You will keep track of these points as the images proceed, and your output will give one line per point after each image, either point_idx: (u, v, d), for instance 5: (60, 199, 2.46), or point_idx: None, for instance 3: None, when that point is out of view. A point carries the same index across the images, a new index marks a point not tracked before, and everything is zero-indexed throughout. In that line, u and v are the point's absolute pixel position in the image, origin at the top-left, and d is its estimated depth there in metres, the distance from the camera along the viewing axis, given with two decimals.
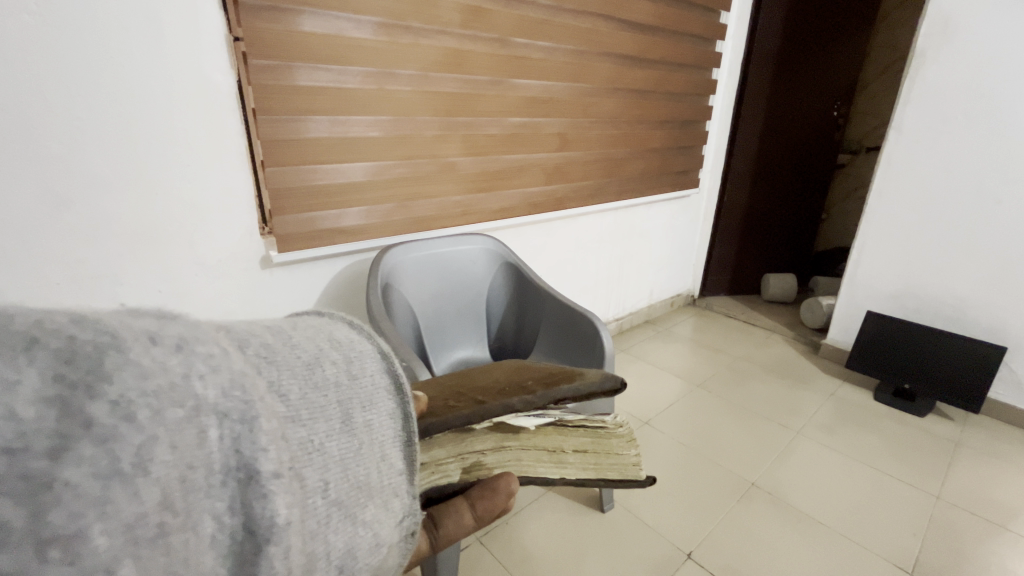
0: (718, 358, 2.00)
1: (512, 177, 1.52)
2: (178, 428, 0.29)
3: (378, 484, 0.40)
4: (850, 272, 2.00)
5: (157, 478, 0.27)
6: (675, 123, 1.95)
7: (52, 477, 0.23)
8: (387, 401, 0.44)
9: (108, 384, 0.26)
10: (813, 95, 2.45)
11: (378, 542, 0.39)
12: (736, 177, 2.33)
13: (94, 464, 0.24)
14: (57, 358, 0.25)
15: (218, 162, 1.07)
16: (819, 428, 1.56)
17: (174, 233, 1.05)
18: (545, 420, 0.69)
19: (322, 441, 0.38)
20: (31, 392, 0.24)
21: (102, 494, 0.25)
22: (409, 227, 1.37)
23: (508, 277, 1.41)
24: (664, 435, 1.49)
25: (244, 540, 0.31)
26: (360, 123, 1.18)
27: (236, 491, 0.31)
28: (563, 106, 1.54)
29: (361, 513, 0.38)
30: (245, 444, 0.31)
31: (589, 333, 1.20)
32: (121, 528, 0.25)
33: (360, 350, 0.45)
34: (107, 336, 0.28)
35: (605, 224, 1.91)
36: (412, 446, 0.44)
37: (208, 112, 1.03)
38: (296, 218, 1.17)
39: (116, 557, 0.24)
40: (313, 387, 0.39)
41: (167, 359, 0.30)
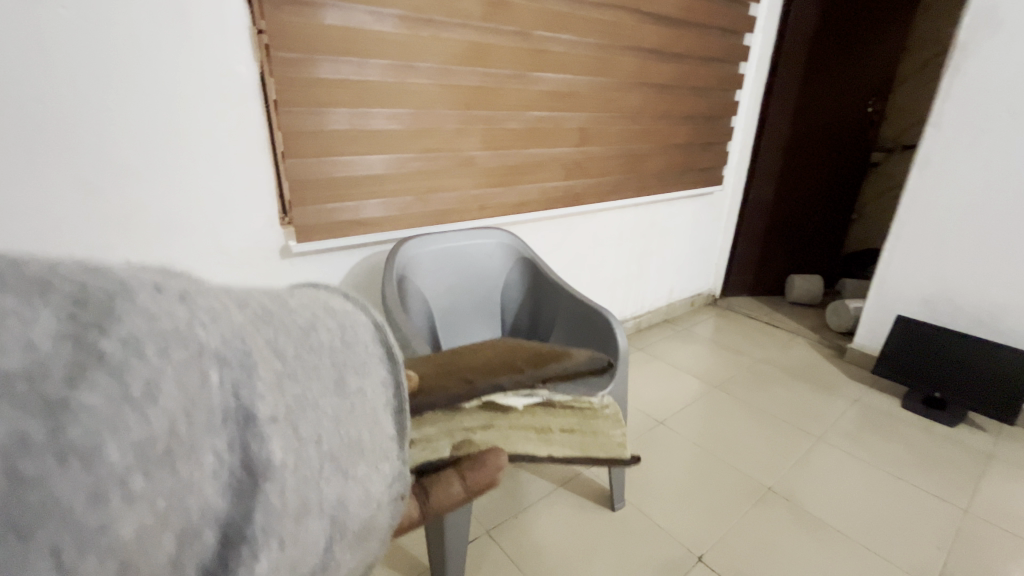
0: (739, 360, 1.95)
1: (531, 172, 1.51)
2: (184, 366, 0.31)
3: (371, 445, 0.44)
4: (880, 276, 1.91)
5: (165, 408, 0.29)
6: (700, 118, 1.90)
7: (67, 401, 0.25)
8: (379, 367, 0.47)
9: (120, 325, 0.28)
10: (847, 89, 2.36)
11: (369, 496, 0.43)
12: (762, 174, 2.27)
13: (108, 390, 0.26)
14: (70, 301, 0.28)
15: (243, 151, 1.09)
16: (841, 434, 1.51)
17: (197, 220, 1.08)
18: (534, 399, 0.73)
19: (316, 398, 0.40)
20: (47, 328, 0.26)
21: (114, 415, 0.26)
22: (426, 220, 1.38)
23: (523, 272, 1.41)
24: (679, 436, 1.47)
25: (243, 478, 0.34)
26: (380, 116, 1.19)
27: (235, 432, 0.33)
28: (584, 100, 1.52)
29: (353, 469, 0.42)
30: (244, 389, 0.34)
31: (603, 330, 1.19)
32: (133, 445, 0.27)
33: (354, 320, 0.48)
34: (117, 286, 0.30)
35: (624, 221, 1.88)
36: (402, 414, 0.49)
37: (233, 103, 1.05)
38: (315, 209, 1.18)
39: (127, 469, 0.26)
40: (309, 349, 0.41)
41: (173, 306, 0.32)
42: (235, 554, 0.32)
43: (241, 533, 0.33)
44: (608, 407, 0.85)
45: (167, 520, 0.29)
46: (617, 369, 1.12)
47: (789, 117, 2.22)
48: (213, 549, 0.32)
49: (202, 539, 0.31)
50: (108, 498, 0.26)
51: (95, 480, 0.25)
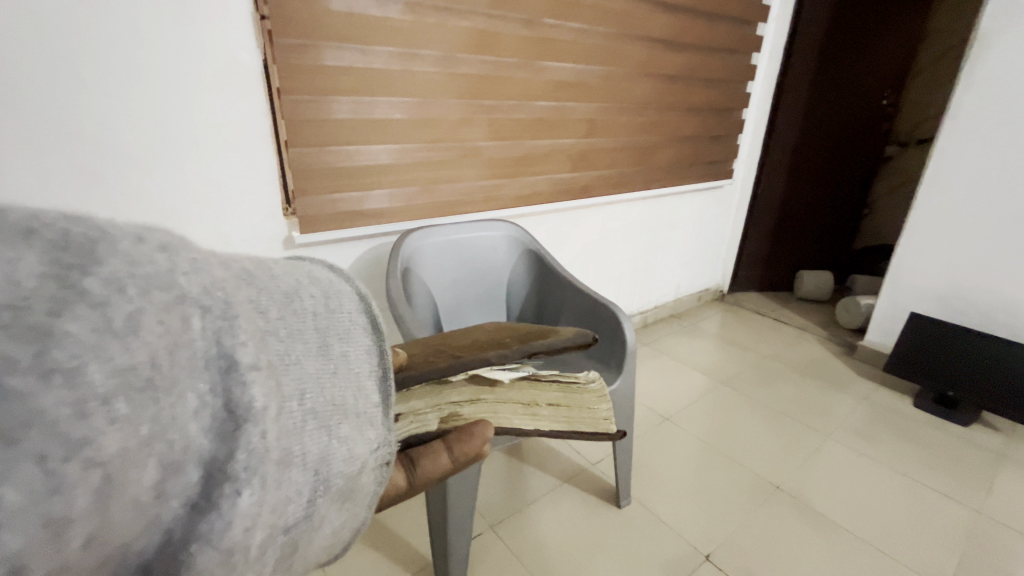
0: (746, 356, 1.92)
1: (537, 163, 1.49)
2: (166, 309, 0.31)
3: (354, 407, 0.43)
4: (893, 272, 1.88)
5: (146, 342, 0.29)
6: (710, 110, 1.87)
7: (52, 328, 0.25)
8: (363, 337, 0.47)
9: (102, 265, 0.28)
10: (860, 80, 2.31)
11: (353, 455, 0.42)
12: (772, 168, 2.23)
13: (91, 319, 0.26)
14: (52, 245, 0.27)
15: (245, 140, 1.08)
16: (850, 432, 1.49)
17: (198, 210, 1.07)
18: (520, 373, 0.82)
19: (299, 357, 0.40)
20: (30, 266, 0.26)
21: (98, 342, 0.26)
22: (430, 211, 1.36)
23: (529, 265, 1.39)
24: (685, 432, 1.45)
25: (225, 420, 0.33)
26: (384, 105, 1.17)
27: (217, 377, 0.33)
28: (592, 90, 1.49)
29: (336, 428, 0.41)
30: (225, 337, 0.34)
31: (610, 325, 1.17)
32: (114, 370, 0.27)
33: (339, 290, 0.49)
34: (99, 232, 0.30)
35: (631, 214, 1.86)
36: (387, 382, 0.48)
37: (235, 92, 1.03)
38: (318, 199, 1.17)
39: (109, 393, 0.26)
40: (292, 313, 0.42)
41: (155, 256, 0.32)
42: (219, 491, 0.31)
43: (224, 469, 0.32)
44: (592, 382, 0.89)
45: (152, 446, 0.29)
46: (625, 363, 1.10)
47: (801, 109, 2.18)
48: (196, 487, 0.32)
49: (184, 476, 0.31)
50: (90, 414, 0.26)
51: (77, 397, 0.25)
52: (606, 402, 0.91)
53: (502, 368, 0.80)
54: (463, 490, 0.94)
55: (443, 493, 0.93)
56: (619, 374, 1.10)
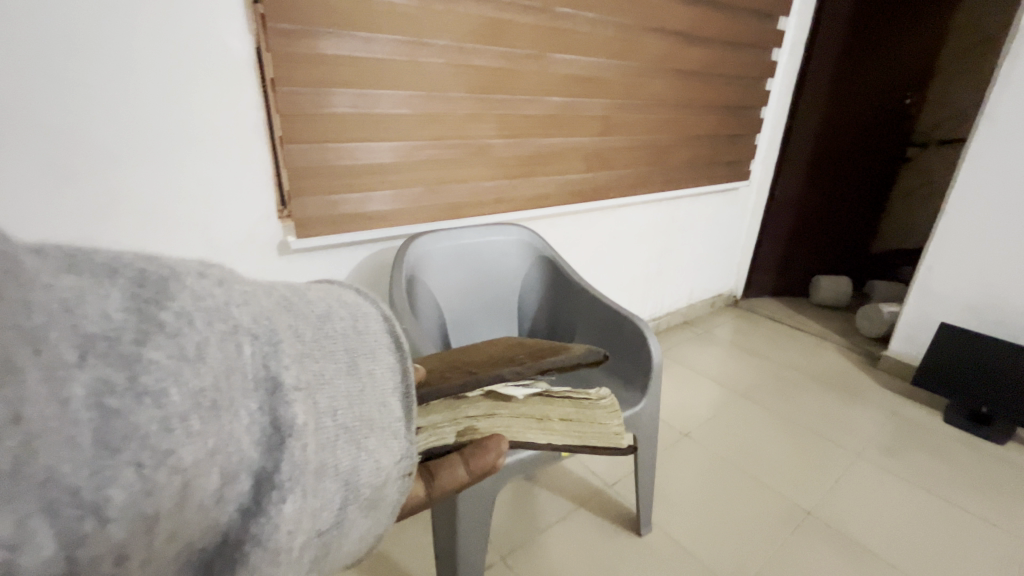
0: (765, 366, 1.84)
1: (549, 163, 1.41)
2: (224, 338, 0.35)
3: (380, 421, 0.48)
4: (921, 278, 1.79)
5: (211, 368, 0.33)
6: (728, 108, 1.79)
7: (139, 355, 0.30)
8: (387, 355, 0.52)
9: (173, 300, 0.33)
10: (882, 79, 2.23)
11: (379, 467, 0.47)
12: (790, 169, 2.15)
13: (168, 348, 0.31)
14: (131, 282, 0.33)
15: (235, 136, 0.99)
16: (880, 450, 1.41)
17: (186, 213, 0.99)
18: (533, 389, 0.83)
19: (331, 376, 0.45)
20: (115, 303, 0.31)
21: (176, 368, 0.31)
22: (437, 214, 1.28)
23: (542, 272, 1.31)
24: (706, 450, 1.37)
25: (271, 433, 0.37)
26: (386, 99, 1.08)
27: (265, 398, 0.37)
28: (608, 85, 1.41)
29: (364, 441, 0.46)
30: (271, 362, 0.38)
31: (632, 338, 1.08)
32: (190, 393, 0.32)
33: (365, 312, 0.53)
34: (168, 269, 0.35)
35: (645, 217, 1.77)
36: (408, 398, 0.52)
37: (226, 83, 0.95)
38: (316, 201, 1.08)
39: (184, 411, 0.31)
40: (324, 335, 0.47)
41: (213, 288, 0.36)
42: (268, 498, 0.35)
43: (271, 479, 0.36)
44: (604, 398, 0.89)
45: (215, 457, 0.33)
46: (650, 386, 1.01)
47: (821, 108, 2.09)
48: (248, 495, 0.35)
49: (238, 483, 0.34)
50: (173, 430, 0.31)
51: (163, 416, 0.30)
52: (618, 417, 0.92)
53: (516, 385, 0.81)
54: (473, 520, 0.86)
55: (452, 522, 0.85)
56: (644, 396, 1.01)
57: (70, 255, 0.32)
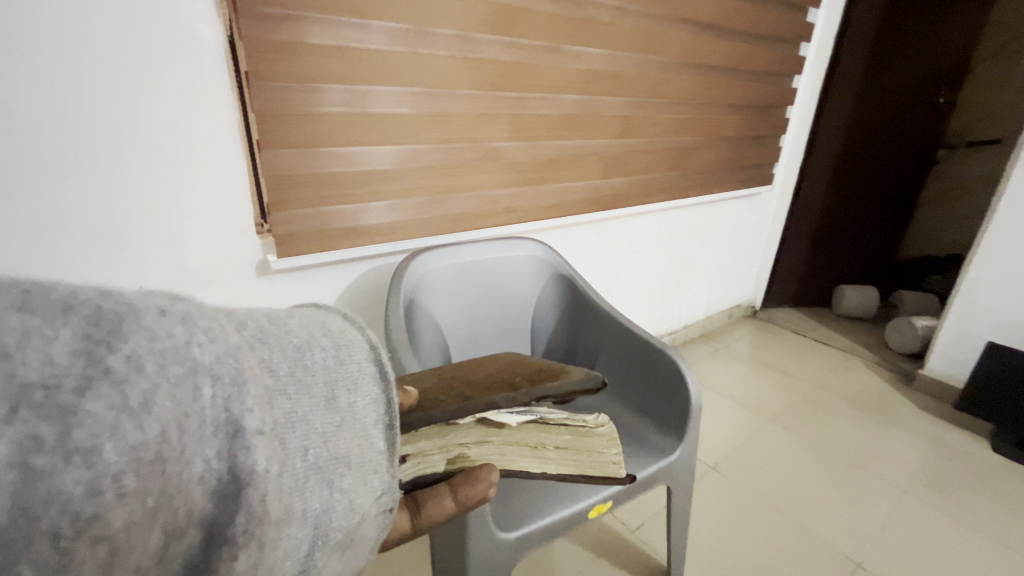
0: (791, 386, 1.71)
1: (565, 168, 1.29)
2: (178, 382, 0.30)
3: (359, 457, 0.40)
4: (964, 293, 1.64)
5: (159, 417, 0.28)
6: (754, 107, 1.66)
7: (75, 407, 0.25)
8: (371, 386, 0.43)
9: (126, 342, 0.28)
10: (913, 78, 2.11)
11: (354, 508, 0.38)
12: (815, 173, 2.03)
13: (109, 399, 0.26)
14: (86, 322, 0.28)
15: (206, 138, 0.87)
16: (927, 485, 1.29)
17: (148, 229, 0.86)
18: (530, 416, 0.75)
19: (306, 413, 0.38)
20: (63, 346, 0.26)
21: (114, 421, 0.26)
22: (443, 226, 1.16)
23: (559, 292, 1.18)
24: (738, 487, 1.25)
25: (229, 483, 0.31)
26: (385, 97, 0.96)
27: (224, 442, 0.31)
28: (630, 83, 1.29)
29: (339, 480, 0.38)
30: (234, 403, 0.32)
31: (665, 372, 0.97)
32: (128, 448, 0.26)
33: (351, 340, 0.44)
34: (127, 306, 0.30)
35: (665, 225, 1.65)
36: (393, 430, 0.43)
37: (194, 79, 0.82)
38: (302, 215, 0.96)
39: (121, 469, 0.26)
40: (302, 367, 0.39)
41: (173, 327, 0.31)
42: (217, 555, 0.31)
43: (222, 531, 0.31)
44: (603, 426, 0.83)
45: (157, 514, 0.28)
46: (688, 430, 0.91)
47: (850, 107, 1.97)
48: (197, 546, 0.31)
49: (185, 537, 0.30)
50: (103, 491, 0.25)
51: (94, 476, 0.25)
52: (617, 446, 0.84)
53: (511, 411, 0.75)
54: None
55: None
56: (681, 442, 0.91)
57: (25, 291, 0.28)
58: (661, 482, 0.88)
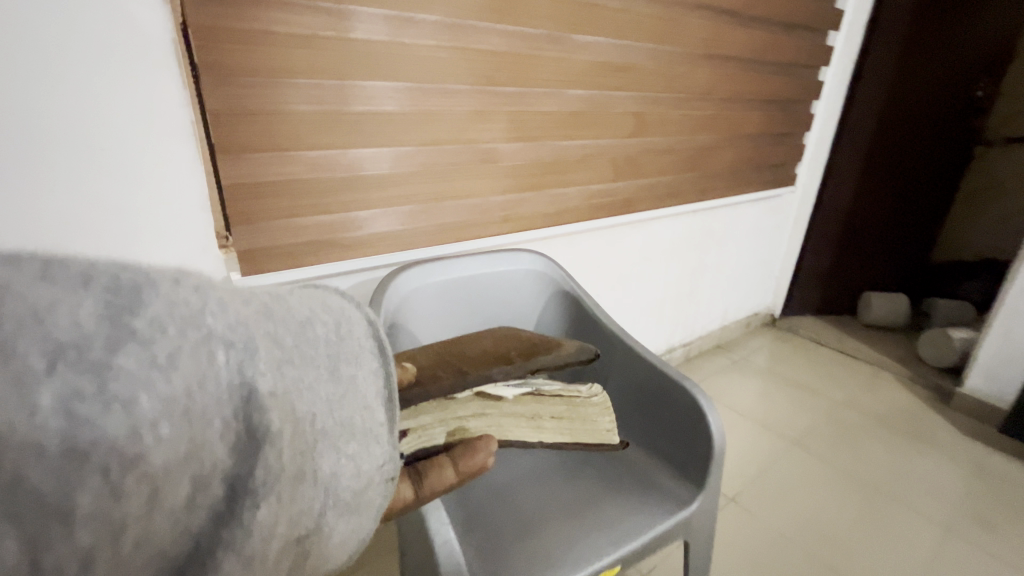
0: (815, 404, 1.61)
1: (571, 170, 1.18)
2: (196, 346, 0.32)
3: (361, 424, 0.44)
4: (1008, 306, 1.49)
5: (184, 374, 0.31)
6: (776, 103, 1.55)
7: (108, 363, 0.28)
8: (371, 360, 0.48)
9: (146, 308, 0.30)
10: (948, 70, 1.96)
11: (360, 472, 0.43)
12: (840, 173, 1.90)
13: (139, 355, 0.29)
14: (106, 290, 0.30)
15: (162, 147, 0.75)
16: (976, 521, 1.19)
17: (82, 243, 0.73)
18: (525, 389, 0.80)
19: (311, 383, 0.40)
20: (88, 311, 0.28)
21: (146, 375, 0.29)
22: (436, 236, 1.06)
23: (563, 309, 1.08)
24: (760, 522, 1.17)
25: (246, 441, 0.34)
26: (370, 93, 0.87)
27: (239, 405, 0.33)
28: (643, 75, 1.18)
29: (345, 446, 0.42)
30: (248, 368, 0.34)
31: (682, 406, 0.86)
32: (161, 400, 0.29)
33: (349, 317, 0.48)
34: (143, 276, 0.32)
35: (680, 230, 1.53)
36: (392, 404, 0.49)
37: (135, 71, 0.70)
38: (271, 228, 0.87)
39: (155, 417, 0.29)
40: (305, 340, 0.41)
41: (188, 295, 0.33)
42: (241, 504, 0.33)
43: (245, 484, 0.33)
44: (596, 395, 0.85)
45: (189, 460, 0.30)
46: (709, 477, 0.81)
47: (878, 101, 1.84)
48: (221, 501, 0.33)
49: (211, 488, 0.32)
50: (143, 436, 0.28)
51: (133, 422, 0.28)
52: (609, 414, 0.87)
53: (507, 385, 0.79)
54: None
55: None
56: (701, 491, 0.81)
57: (45, 262, 0.29)
58: (677, 536, 0.78)
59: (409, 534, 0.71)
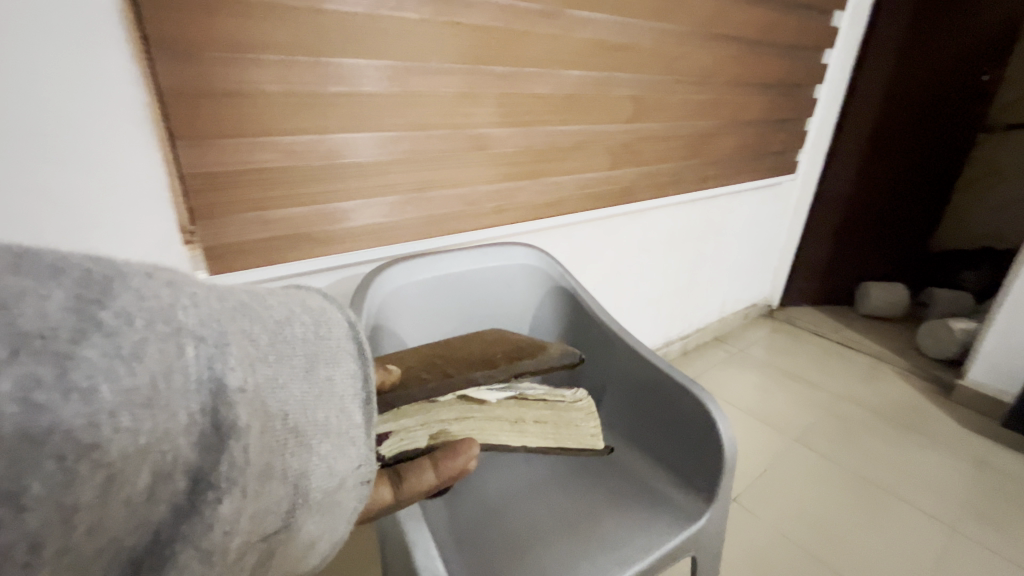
0: (814, 399, 1.58)
1: (567, 157, 1.12)
2: (165, 339, 0.30)
3: (337, 426, 0.41)
4: (1012, 298, 1.46)
5: (150, 365, 0.29)
6: (779, 87, 1.49)
7: (72, 354, 0.27)
8: (350, 362, 0.45)
9: (116, 301, 0.29)
10: (952, 53, 1.91)
11: (332, 472, 0.40)
12: (840, 159, 1.85)
13: (103, 347, 0.28)
14: (77, 283, 0.29)
15: (111, 132, 0.67)
16: (981, 520, 1.17)
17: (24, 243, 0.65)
18: (508, 393, 0.76)
19: (286, 380, 0.38)
20: (57, 303, 0.27)
21: (109, 366, 0.27)
22: (423, 228, 1.00)
23: (558, 307, 1.03)
24: (764, 524, 1.15)
25: (211, 437, 0.32)
26: (352, 73, 0.80)
27: (207, 399, 0.32)
28: (643, 56, 1.11)
29: (317, 445, 0.39)
30: (218, 363, 0.33)
31: (688, 411, 0.82)
32: (124, 390, 0.28)
33: (330, 317, 0.46)
34: (115, 270, 0.31)
35: (679, 221, 1.49)
36: (369, 405, 0.46)
37: (78, 48, 0.62)
38: (242, 220, 0.81)
39: (115, 407, 0.27)
40: (282, 339, 0.39)
41: (159, 289, 0.32)
42: (204, 500, 0.31)
43: (207, 479, 0.31)
44: (581, 400, 0.81)
45: (149, 455, 0.29)
46: (719, 487, 0.77)
47: (881, 84, 1.79)
48: (184, 495, 0.31)
49: (173, 483, 0.30)
50: (102, 424, 0.26)
51: (92, 412, 0.26)
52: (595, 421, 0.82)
53: (490, 390, 0.76)
54: None
55: None
56: (709, 502, 0.77)
57: (17, 254, 0.28)
58: (685, 552, 0.74)
59: (394, 554, 0.66)
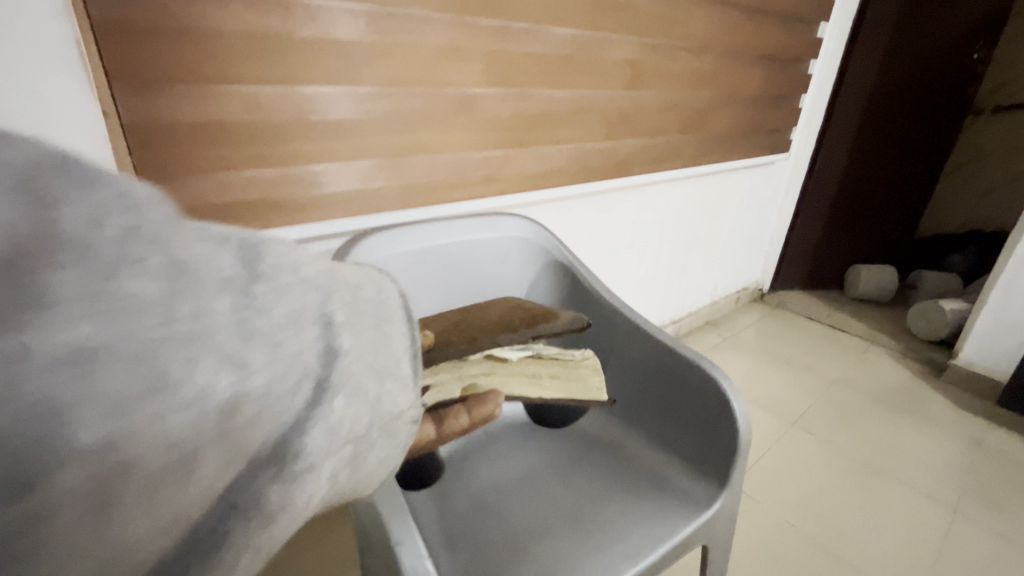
0: (808, 382, 1.56)
1: (561, 126, 1.06)
2: (302, 283, 0.34)
3: (394, 366, 0.40)
4: (1006, 278, 1.46)
5: (297, 300, 0.32)
6: (776, 61, 1.44)
7: (250, 289, 0.30)
8: (402, 326, 0.43)
9: (269, 256, 0.33)
10: (945, 31, 1.90)
11: (397, 405, 0.39)
12: (833, 138, 1.83)
13: (269, 285, 0.31)
14: (240, 250, 0.32)
15: (29, 67, 0.57)
16: (980, 502, 1.16)
17: None
18: (527, 352, 0.73)
19: (363, 323, 0.38)
20: (228, 259, 0.30)
21: (275, 296, 0.31)
22: (407, 198, 0.93)
23: (555, 282, 0.97)
24: (766, 511, 1.11)
25: (326, 360, 0.33)
26: (326, 18, 0.72)
27: (323, 331, 0.34)
28: (640, 18, 1.06)
29: (386, 379, 0.38)
30: (330, 304, 0.35)
31: (697, 389, 0.77)
32: (291, 317, 0.31)
33: (386, 287, 0.44)
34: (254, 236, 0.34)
35: (674, 199, 1.44)
36: (416, 361, 0.44)
37: None
38: (198, 185, 0.72)
39: (285, 327, 0.31)
40: (358, 293, 0.39)
41: (283, 246, 0.35)
42: (322, 398, 0.32)
43: (325, 384, 0.33)
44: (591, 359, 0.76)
45: (297, 364, 0.31)
46: (732, 471, 0.72)
47: (875, 61, 1.77)
48: (305, 403, 0.32)
49: (303, 387, 0.31)
50: (280, 340, 0.30)
51: (274, 330, 0.30)
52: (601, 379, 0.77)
53: (514, 348, 0.72)
54: None
55: None
56: (722, 488, 0.72)
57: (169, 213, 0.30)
58: (696, 542, 0.69)
59: (379, 551, 0.60)
